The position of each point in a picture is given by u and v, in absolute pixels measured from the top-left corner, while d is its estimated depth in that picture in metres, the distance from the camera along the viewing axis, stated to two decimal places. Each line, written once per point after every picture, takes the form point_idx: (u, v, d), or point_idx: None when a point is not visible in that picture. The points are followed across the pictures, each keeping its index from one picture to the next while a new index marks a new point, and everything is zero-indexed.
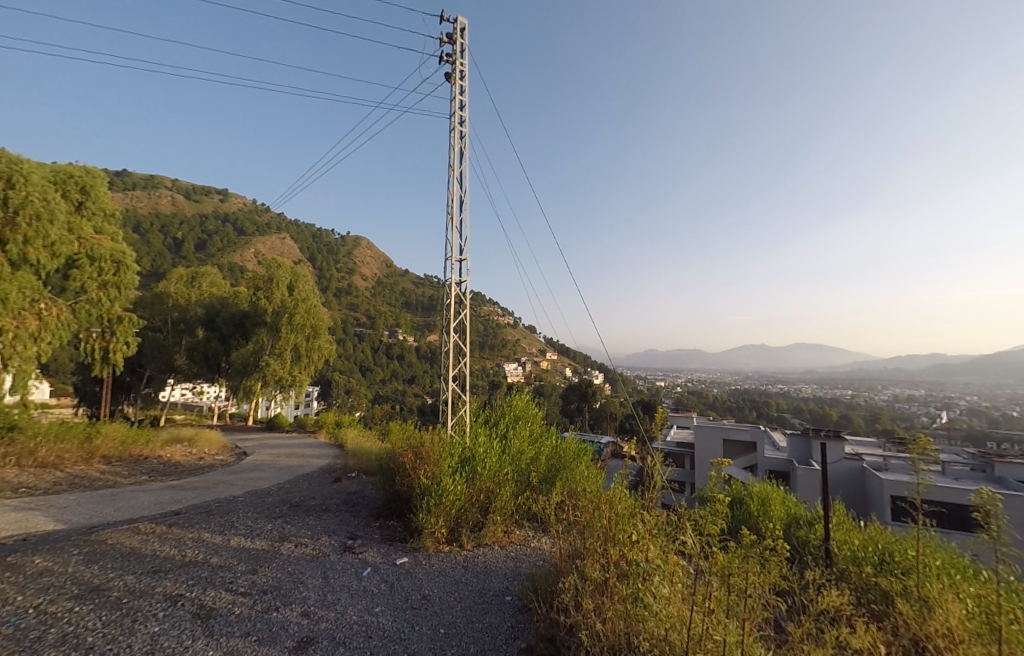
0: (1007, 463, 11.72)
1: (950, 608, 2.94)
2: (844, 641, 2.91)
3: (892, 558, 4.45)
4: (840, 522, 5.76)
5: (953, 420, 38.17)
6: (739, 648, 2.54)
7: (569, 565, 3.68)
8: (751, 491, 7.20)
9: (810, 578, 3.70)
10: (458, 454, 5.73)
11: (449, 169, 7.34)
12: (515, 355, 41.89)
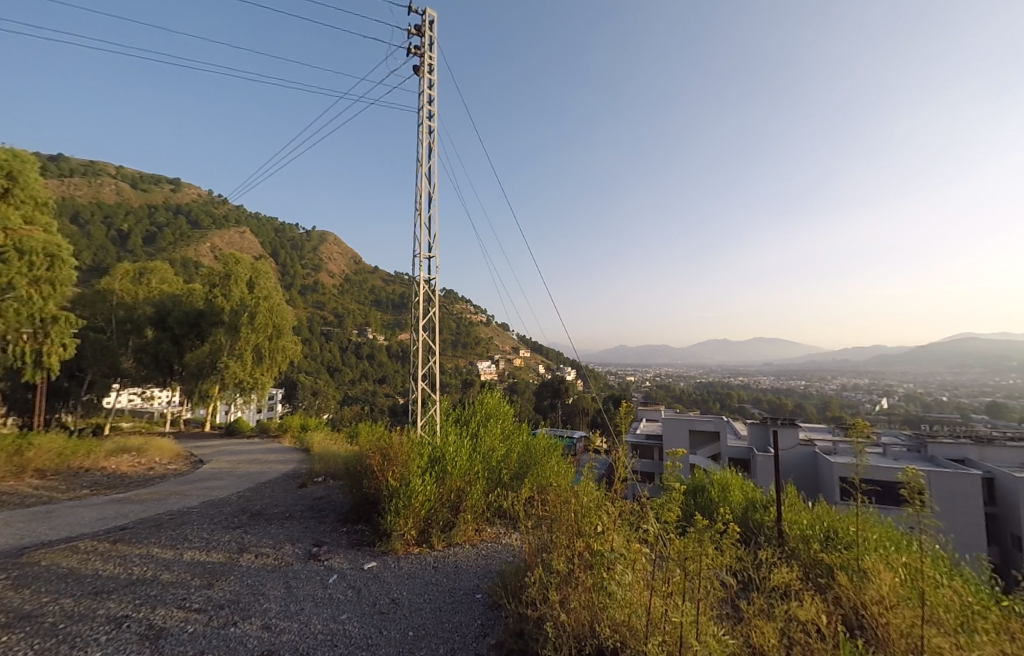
0: (941, 443, 12.50)
1: (885, 576, 3.11)
2: (794, 615, 3.02)
3: (836, 534, 4.69)
4: (793, 503, 6.00)
5: (893, 408, 41.21)
6: (695, 628, 2.61)
7: (537, 559, 3.68)
8: (712, 479, 7.43)
9: (765, 557, 3.84)
10: (427, 454, 5.60)
11: (418, 164, 7.19)
12: (488, 352, 41.81)
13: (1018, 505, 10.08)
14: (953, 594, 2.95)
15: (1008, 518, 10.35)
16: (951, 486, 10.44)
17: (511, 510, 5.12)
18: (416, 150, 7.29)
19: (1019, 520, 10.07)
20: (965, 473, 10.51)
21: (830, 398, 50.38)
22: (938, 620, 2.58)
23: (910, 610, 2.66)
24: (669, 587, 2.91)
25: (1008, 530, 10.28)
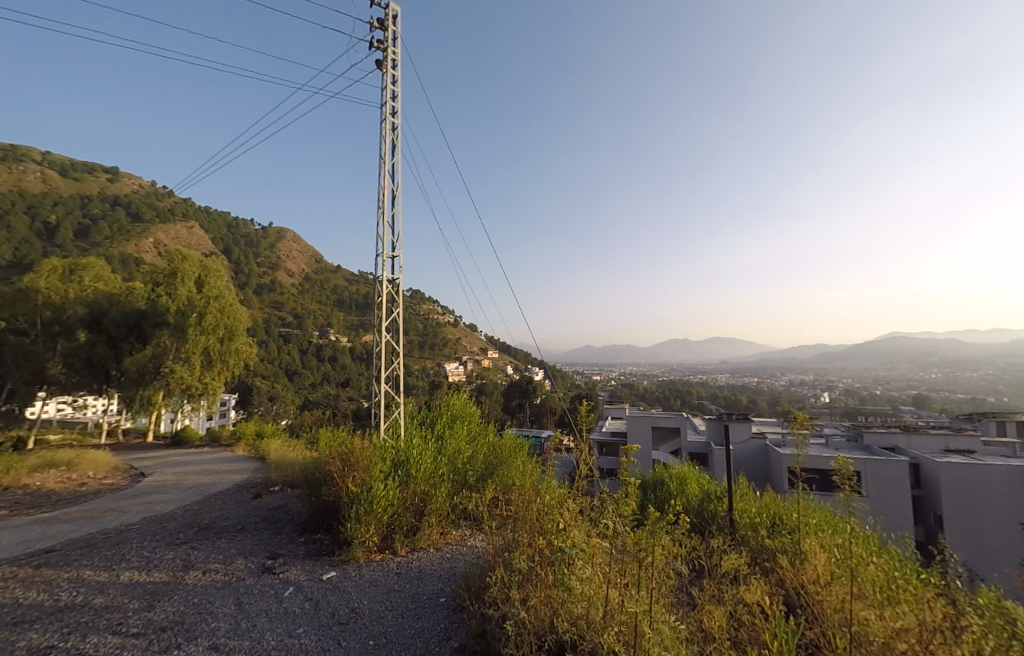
0: (876, 432, 13.35)
1: (820, 557, 3.33)
2: (744, 601, 3.17)
3: (781, 521, 4.97)
4: (744, 493, 6.26)
5: (838, 402, 44.03)
6: (645, 616, 2.71)
7: (499, 559, 3.68)
8: (671, 473, 7.64)
9: (718, 546, 4.02)
10: (390, 458, 5.46)
11: (381, 160, 7.01)
12: (456, 353, 41.34)
13: (940, 488, 10.90)
14: (881, 570, 3.18)
15: (932, 500, 11.15)
16: (883, 472, 11.17)
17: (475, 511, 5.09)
18: (379, 146, 7.11)
19: (941, 501, 10.88)
20: (895, 459, 11.25)
21: (784, 394, 52.92)
22: (867, 595, 2.78)
23: (845, 588, 2.85)
24: (625, 578, 3.01)
25: (933, 511, 11.09)
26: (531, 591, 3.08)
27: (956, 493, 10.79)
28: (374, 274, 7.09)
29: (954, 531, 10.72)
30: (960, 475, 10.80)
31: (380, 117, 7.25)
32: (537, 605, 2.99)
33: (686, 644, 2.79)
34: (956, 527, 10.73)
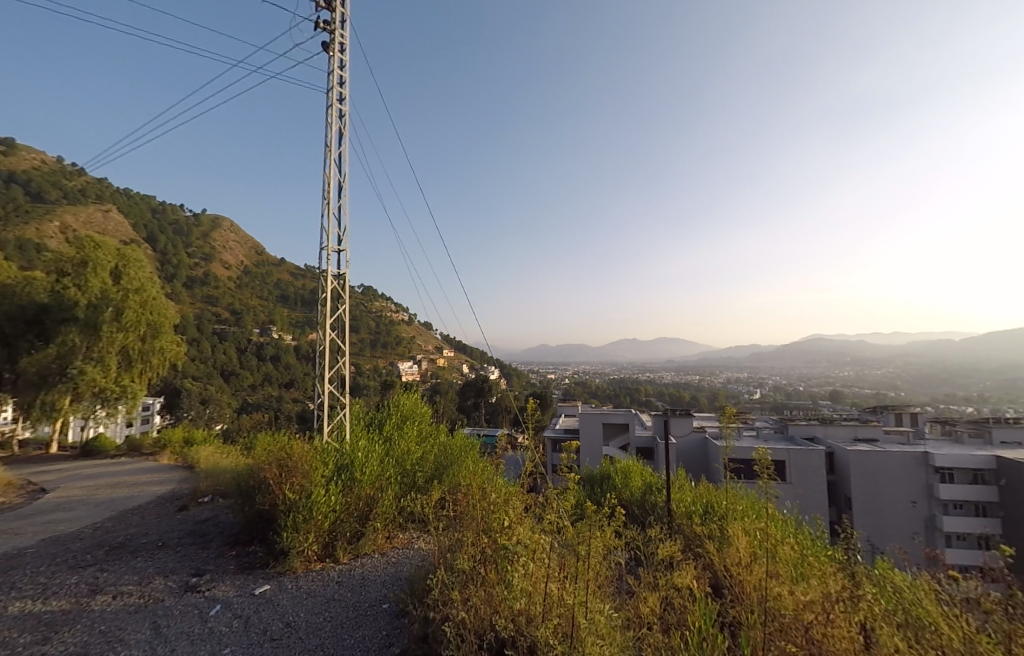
0: (800, 423, 14.41)
1: (743, 540, 3.58)
2: (676, 587, 3.37)
3: (714, 509, 5.28)
4: (681, 483, 6.59)
5: (771, 398, 47.32)
6: (580, 608, 2.82)
7: (442, 560, 3.65)
8: (617, 467, 7.85)
9: (656, 537, 4.21)
10: (334, 462, 5.23)
11: (327, 149, 6.72)
12: (410, 353, 39.43)
13: (850, 473, 11.96)
14: (792, 550, 3.48)
15: (844, 484, 12.17)
16: (803, 460, 12.09)
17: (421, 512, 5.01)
18: (324, 134, 6.80)
19: (851, 485, 11.93)
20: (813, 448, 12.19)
21: (725, 391, 55.98)
22: (781, 574, 3.02)
23: (762, 567, 3.07)
24: (565, 572, 3.09)
25: (843, 493, 12.14)
26: (472, 590, 3.10)
27: (864, 477, 11.88)
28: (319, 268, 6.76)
29: (861, 512, 11.82)
30: (867, 461, 11.90)
31: (326, 104, 6.93)
32: (479, 604, 3.00)
33: (622, 632, 2.91)
34: (863, 507, 11.83)
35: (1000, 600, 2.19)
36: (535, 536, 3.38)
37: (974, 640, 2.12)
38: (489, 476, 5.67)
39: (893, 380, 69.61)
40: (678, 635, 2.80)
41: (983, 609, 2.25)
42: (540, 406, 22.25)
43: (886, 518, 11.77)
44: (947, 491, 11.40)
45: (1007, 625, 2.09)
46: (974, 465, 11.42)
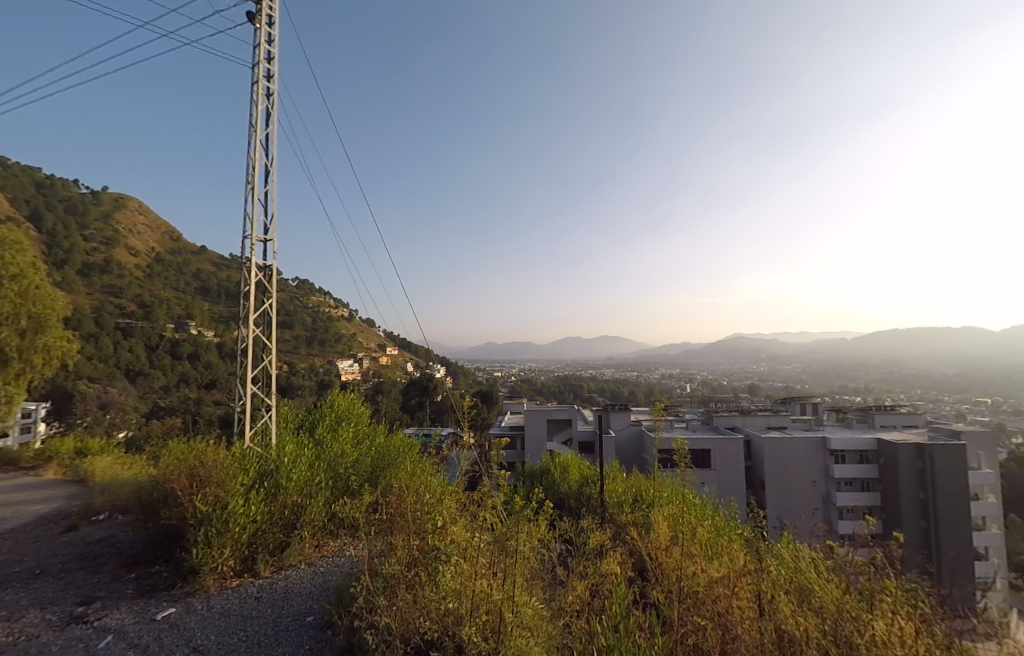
0: (723, 414, 15.44)
1: (666, 525, 3.77)
2: (603, 575, 3.48)
3: (642, 496, 5.56)
4: (615, 474, 6.81)
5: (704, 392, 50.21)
6: (509, 602, 2.83)
7: (370, 566, 3.49)
8: (556, 461, 7.92)
9: (586, 527, 4.34)
10: (256, 468, 4.83)
11: (251, 129, 6.21)
12: (350, 351, 37.43)
13: (764, 457, 13.00)
14: (704, 531, 3.74)
15: (759, 468, 13.18)
16: (725, 449, 12.94)
17: (352, 517, 4.77)
18: (250, 112, 6.28)
19: (765, 469, 12.98)
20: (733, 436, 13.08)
21: (662, 387, 58.77)
22: (695, 554, 3.21)
23: (679, 549, 3.25)
24: (495, 568, 3.09)
25: (758, 477, 13.16)
26: (399, 593, 3.00)
27: (775, 461, 12.98)
28: (243, 258, 6.23)
29: (773, 492, 12.89)
30: (778, 446, 13.01)
31: (252, 79, 6.41)
32: (408, 606, 2.91)
33: (550, 624, 2.96)
34: (774, 489, 12.92)
35: (873, 563, 2.47)
36: (467, 534, 3.35)
37: (849, 600, 2.35)
38: (428, 474, 5.53)
39: (805, 374, 76.66)
40: (600, 618, 2.89)
41: (854, 573, 2.52)
42: (485, 403, 22.06)
43: (793, 498, 12.93)
44: (841, 470, 12.77)
45: (872, 584, 2.37)
46: (862, 446, 12.89)
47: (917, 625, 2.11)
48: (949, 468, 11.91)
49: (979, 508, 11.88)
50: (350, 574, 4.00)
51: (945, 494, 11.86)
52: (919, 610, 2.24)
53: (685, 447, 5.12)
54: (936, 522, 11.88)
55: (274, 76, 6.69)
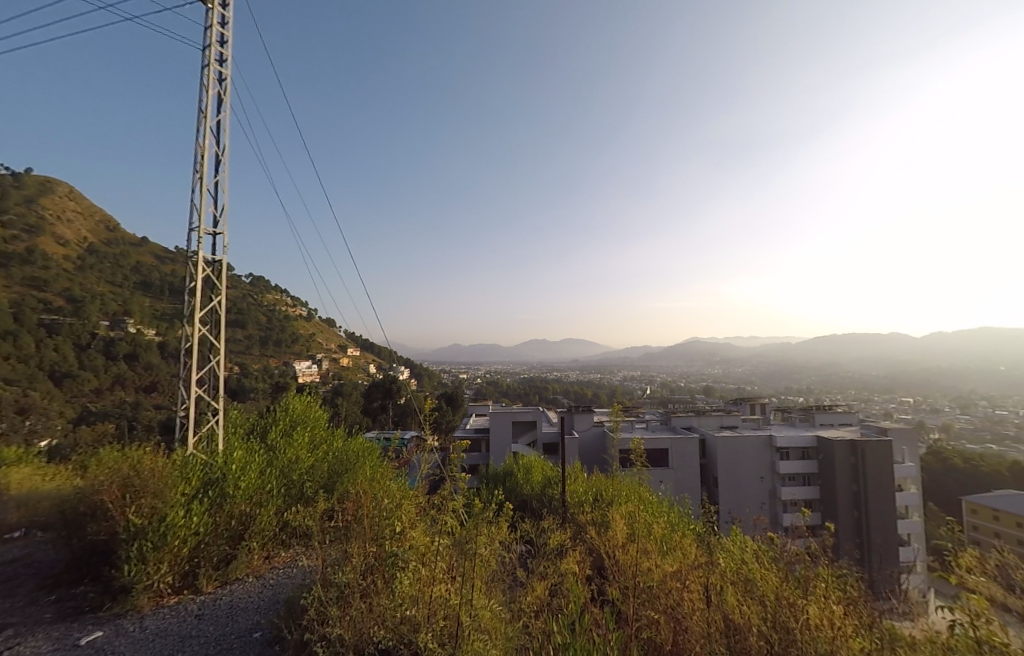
0: (680, 415, 15.85)
1: (624, 522, 3.79)
2: (563, 575, 3.46)
3: (602, 495, 5.61)
4: (576, 474, 6.81)
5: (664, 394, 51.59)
6: (469, 607, 2.73)
7: (322, 576, 3.30)
8: (519, 463, 7.86)
9: (547, 527, 4.30)
10: (199, 476, 4.48)
11: (201, 115, 5.82)
12: (308, 351, 36.26)
13: (718, 455, 13.45)
14: (660, 528, 3.80)
15: (713, 466, 13.64)
16: (681, 448, 13.31)
17: (305, 525, 4.52)
18: (199, 97, 5.89)
19: (718, 466, 13.44)
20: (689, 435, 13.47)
21: (623, 388, 59.99)
22: (651, 550, 3.24)
23: (635, 545, 3.27)
24: (454, 571, 2.98)
25: (712, 475, 13.62)
26: (352, 601, 2.83)
27: (727, 458, 13.45)
28: (190, 251, 5.82)
29: (725, 489, 13.37)
30: (731, 444, 13.50)
31: (202, 63, 6.02)
32: (362, 615, 2.76)
33: (510, 626, 2.89)
34: (727, 486, 13.39)
35: (809, 551, 2.69)
36: (427, 538, 3.22)
37: (797, 586, 2.43)
38: (388, 478, 5.33)
39: (756, 375, 80.39)
40: (560, 618, 2.84)
41: (792, 561, 2.71)
42: (450, 405, 21.71)
43: (744, 494, 13.45)
44: (786, 466, 13.41)
45: (808, 572, 2.49)
46: (805, 443, 13.58)
47: (850, 608, 2.23)
48: (878, 461, 12.77)
49: (903, 498, 12.96)
50: (302, 584, 3.79)
51: (876, 486, 12.69)
52: (853, 594, 2.36)
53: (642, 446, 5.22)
54: (867, 512, 12.68)
55: (227, 60, 6.31)
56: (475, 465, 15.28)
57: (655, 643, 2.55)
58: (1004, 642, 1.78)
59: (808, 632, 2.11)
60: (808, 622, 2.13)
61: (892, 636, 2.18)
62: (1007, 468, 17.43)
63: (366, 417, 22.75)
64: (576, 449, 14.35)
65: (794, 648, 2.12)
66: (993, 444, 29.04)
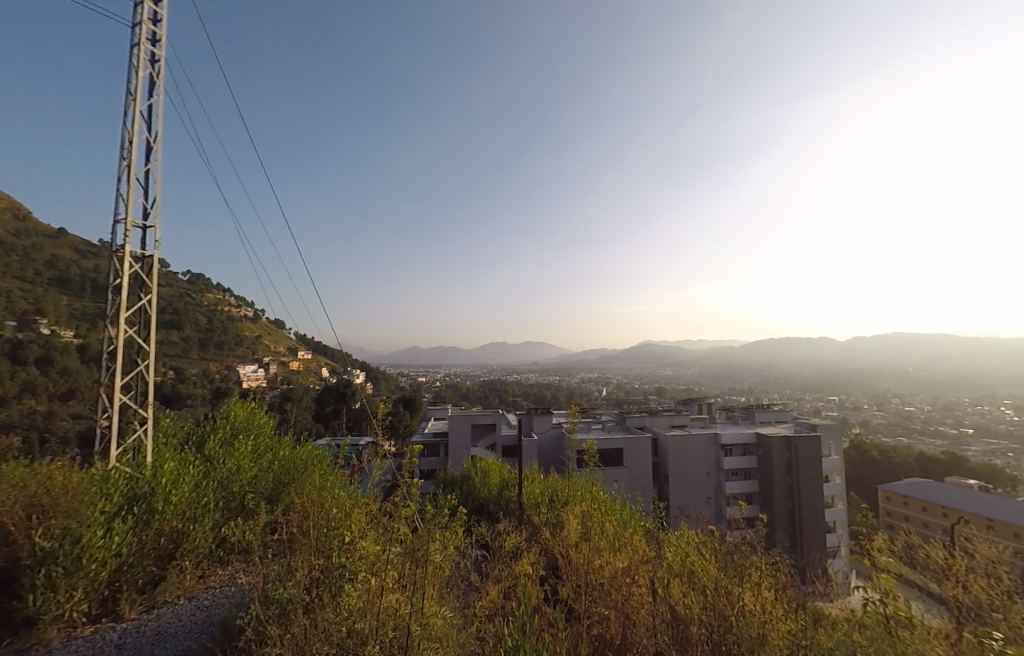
0: (634, 415, 16.30)
1: (577, 520, 3.85)
2: (516, 577, 3.46)
3: (558, 494, 5.70)
4: (532, 475, 6.86)
5: (619, 395, 52.91)
6: (421, 616, 2.65)
7: (261, 594, 3.10)
8: (476, 466, 7.80)
9: (502, 529, 4.29)
10: (123, 491, 4.10)
11: (130, 97, 5.38)
12: (253, 354, 34.27)
13: (669, 454, 13.96)
14: (611, 525, 3.91)
15: (664, 464, 14.13)
16: (634, 447, 13.70)
17: (245, 539, 4.25)
18: (127, 78, 5.44)
19: (668, 464, 13.94)
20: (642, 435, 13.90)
21: (579, 390, 60.99)
22: (602, 547, 3.31)
23: (588, 543, 3.32)
24: (404, 579, 2.92)
25: (663, 472, 14.11)
26: (294, 618, 2.68)
27: (677, 456, 13.98)
28: (115, 245, 5.36)
29: (675, 486, 13.88)
30: (680, 442, 14.07)
31: (132, 41, 5.58)
32: (305, 632, 2.61)
33: (461, 632, 2.84)
34: (676, 482, 13.91)
35: (745, 541, 2.86)
36: (377, 547, 3.11)
37: (736, 572, 2.57)
38: (338, 486, 5.11)
39: (701, 376, 84.43)
40: (509, 621, 2.83)
41: (730, 550, 2.87)
42: (408, 409, 21.23)
43: (692, 490, 14.00)
44: (729, 461, 14.12)
45: (744, 561, 2.65)
46: (746, 439, 14.37)
47: (780, 594, 2.37)
48: (809, 454, 13.76)
49: (829, 488, 14.07)
50: (240, 603, 3.57)
51: (807, 478, 13.65)
52: (782, 580, 2.52)
53: (594, 446, 5.35)
54: (800, 503, 13.65)
55: (160, 41, 5.89)
56: (432, 470, 15.00)
57: (604, 638, 2.61)
58: (908, 615, 1.96)
59: (743, 618, 2.23)
60: (744, 609, 2.25)
61: (816, 615, 2.35)
62: (916, 459, 19.29)
63: (317, 423, 21.77)
64: (535, 451, 14.41)
65: (730, 635, 2.22)
66: (905, 438, 32.13)
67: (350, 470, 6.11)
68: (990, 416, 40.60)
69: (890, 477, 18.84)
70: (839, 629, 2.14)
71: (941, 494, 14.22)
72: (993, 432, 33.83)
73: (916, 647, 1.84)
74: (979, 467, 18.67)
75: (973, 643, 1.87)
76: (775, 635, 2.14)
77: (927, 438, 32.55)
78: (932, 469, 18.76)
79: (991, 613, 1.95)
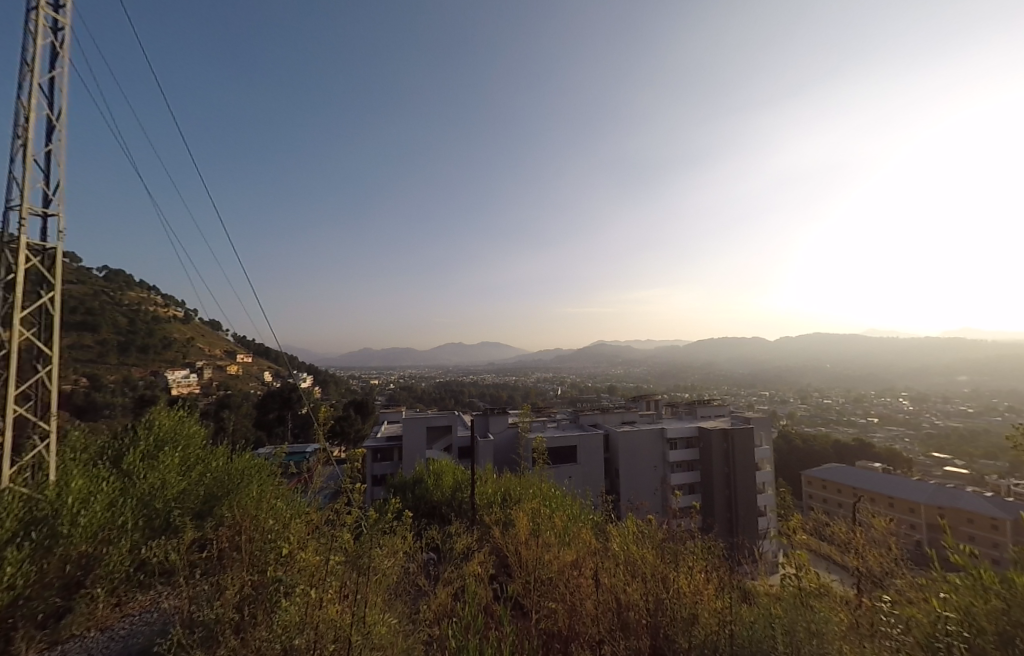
0: (586, 413, 16.64)
1: (529, 517, 3.86)
2: (465, 578, 3.41)
3: (511, 494, 5.72)
4: (483, 477, 6.78)
5: (570, 393, 54.03)
6: (367, 625, 2.52)
7: (187, 619, 2.85)
8: (429, 468, 7.60)
9: (453, 531, 4.23)
10: (18, 514, 3.60)
11: (26, 66, 4.81)
12: (184, 358, 31.65)
13: (620, 449, 14.39)
14: (559, 520, 3.96)
15: (614, 459, 14.54)
16: (588, 444, 14.06)
17: (168, 560, 3.87)
18: (23, 46, 4.84)
19: (619, 459, 14.39)
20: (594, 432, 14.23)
21: (532, 390, 61.39)
22: (552, 541, 3.35)
23: (537, 540, 3.36)
24: (347, 590, 2.79)
25: (614, 467, 14.51)
26: (224, 641, 2.49)
27: (628, 451, 14.45)
28: (8, 235, 4.75)
29: (625, 479, 14.32)
30: (630, 437, 14.54)
31: (29, 5, 4.98)
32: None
33: (407, 638, 2.76)
34: (627, 476, 14.34)
35: (683, 532, 3.02)
36: (318, 559, 2.91)
37: (680, 558, 2.67)
38: (279, 497, 4.82)
39: (648, 375, 87.81)
40: (455, 622, 2.80)
41: (673, 537, 3.01)
42: (360, 413, 20.51)
43: (641, 484, 14.50)
44: (674, 455, 14.75)
45: (684, 549, 2.78)
46: (689, 433, 15.11)
47: (713, 576, 2.51)
48: (744, 445, 14.77)
49: (760, 475, 15.17)
50: (165, 629, 3.26)
51: (742, 467, 14.64)
52: (715, 563, 2.68)
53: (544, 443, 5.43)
54: (735, 490, 14.60)
55: (65, 7, 5.32)
56: (385, 475, 14.56)
57: (551, 631, 2.63)
58: (818, 584, 2.15)
59: (676, 599, 2.33)
60: (679, 591, 2.35)
61: (745, 593, 2.51)
62: (835, 445, 21.15)
63: (258, 430, 20.43)
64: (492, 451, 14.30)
65: (667, 617, 2.31)
66: (823, 427, 35.43)
67: (291, 480, 5.76)
68: (892, 406, 45.62)
69: (812, 463, 20.56)
70: (763, 604, 2.29)
71: (855, 476, 15.73)
72: (894, 420, 38.00)
73: (824, 613, 2.00)
74: (883, 451, 20.87)
75: (871, 606, 2.08)
76: (706, 613, 2.24)
77: (842, 427, 35.91)
78: (846, 453, 20.77)
79: (884, 579, 2.18)
